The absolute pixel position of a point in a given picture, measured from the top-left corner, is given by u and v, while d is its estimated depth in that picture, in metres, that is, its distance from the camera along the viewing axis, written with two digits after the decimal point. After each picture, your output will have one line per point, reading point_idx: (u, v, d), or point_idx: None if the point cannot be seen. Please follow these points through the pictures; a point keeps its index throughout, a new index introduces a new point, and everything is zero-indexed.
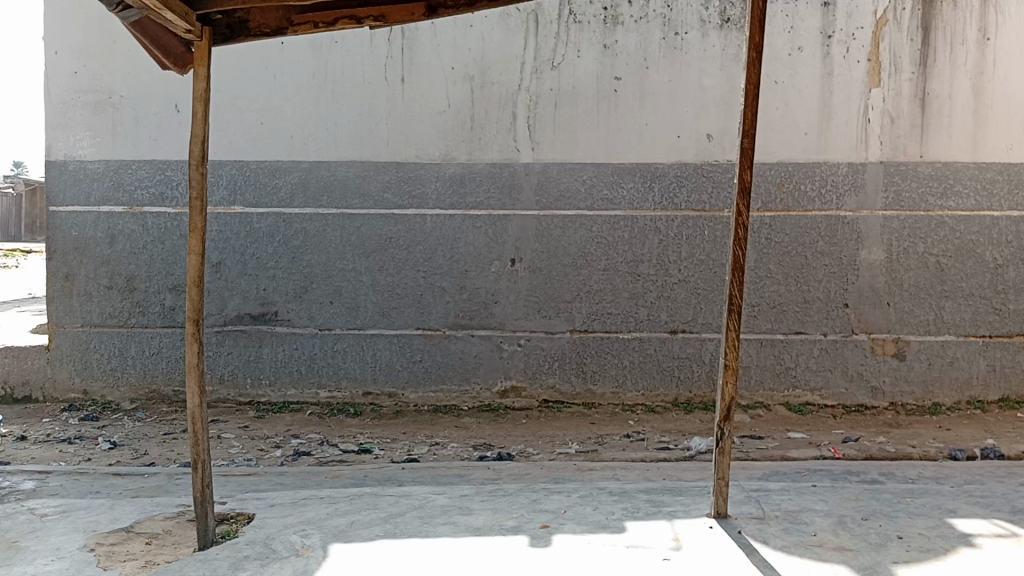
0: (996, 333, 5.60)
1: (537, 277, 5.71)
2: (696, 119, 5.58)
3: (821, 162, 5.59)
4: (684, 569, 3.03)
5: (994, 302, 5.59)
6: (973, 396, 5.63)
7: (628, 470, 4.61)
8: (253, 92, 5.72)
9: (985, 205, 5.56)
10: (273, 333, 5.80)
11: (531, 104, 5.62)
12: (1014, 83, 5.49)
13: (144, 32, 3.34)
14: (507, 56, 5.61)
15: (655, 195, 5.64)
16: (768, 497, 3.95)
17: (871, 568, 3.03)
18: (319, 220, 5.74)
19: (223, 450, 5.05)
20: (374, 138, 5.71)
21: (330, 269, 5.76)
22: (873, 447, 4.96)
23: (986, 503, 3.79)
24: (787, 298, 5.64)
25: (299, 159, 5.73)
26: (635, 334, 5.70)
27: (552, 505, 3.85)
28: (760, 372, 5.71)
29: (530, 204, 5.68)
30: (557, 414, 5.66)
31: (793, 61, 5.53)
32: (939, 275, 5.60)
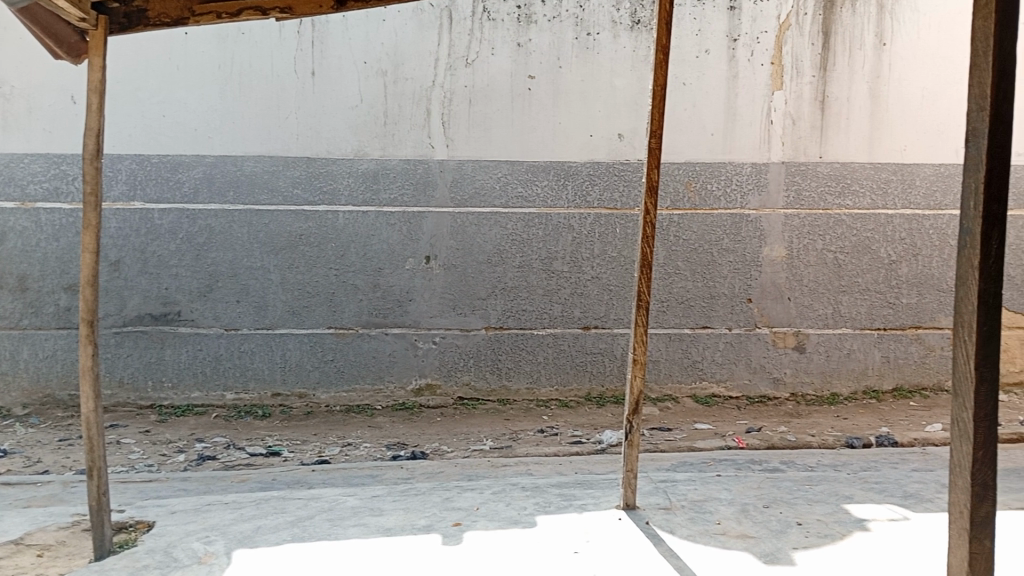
0: (890, 326, 5.88)
1: (452, 274, 5.67)
2: (608, 119, 5.63)
3: (727, 162, 5.75)
4: (593, 563, 3.05)
5: (889, 296, 5.86)
6: (869, 386, 5.90)
7: (542, 465, 4.62)
8: (154, 83, 5.46)
9: (880, 204, 5.82)
10: (176, 334, 5.58)
11: (446, 100, 5.57)
12: (909, 87, 5.73)
13: (33, 19, 3.10)
14: (421, 51, 5.53)
15: (569, 193, 5.68)
16: (675, 488, 4.02)
17: (772, 554, 3.12)
18: (225, 216, 5.54)
19: (122, 456, 4.81)
20: (282, 133, 5.54)
21: (236, 266, 5.57)
22: (775, 437, 5.13)
23: (879, 489, 3.97)
24: (693, 293, 5.78)
25: (202, 153, 5.52)
26: (549, 331, 5.73)
27: (465, 503, 3.82)
28: (669, 366, 5.83)
29: (444, 201, 5.63)
30: (472, 411, 5.63)
31: (700, 63, 5.66)
32: (838, 271, 5.83)
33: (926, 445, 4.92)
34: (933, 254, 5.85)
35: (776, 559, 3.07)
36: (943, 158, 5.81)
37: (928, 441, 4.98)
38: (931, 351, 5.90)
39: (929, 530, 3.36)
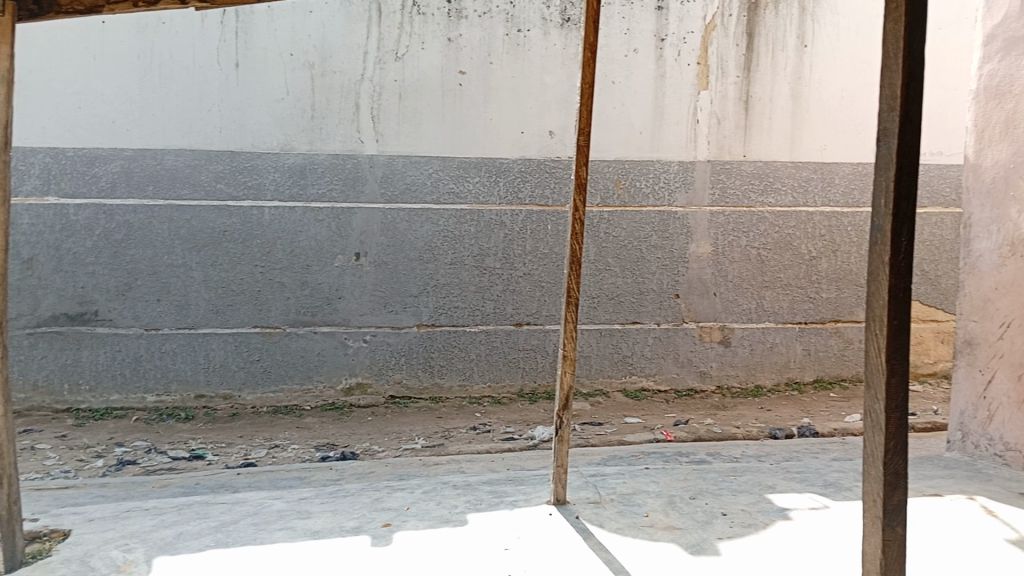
0: (811, 320, 6.05)
1: (382, 272, 5.58)
2: (539, 116, 5.62)
3: (655, 160, 5.82)
4: (523, 559, 3.03)
5: (810, 290, 6.03)
6: (791, 378, 6.06)
7: (474, 462, 4.59)
8: (69, 72, 5.20)
9: (801, 202, 5.98)
10: (94, 334, 5.34)
11: (375, 94, 5.48)
12: (829, 88, 5.90)
13: None
14: (349, 44, 5.42)
15: (501, 190, 5.65)
16: (604, 481, 4.04)
17: (697, 545, 3.16)
18: (144, 212, 5.32)
19: (35, 463, 4.57)
20: (205, 126, 5.35)
21: (157, 264, 5.36)
22: (702, 429, 5.21)
23: (801, 478, 4.07)
24: (623, 289, 5.83)
25: (120, 147, 5.29)
26: (481, 328, 5.70)
27: (395, 503, 3.76)
28: (600, 361, 5.87)
29: (374, 196, 5.52)
30: (404, 410, 5.56)
31: (629, 62, 5.71)
32: (761, 267, 5.97)
33: (845, 435, 5.08)
34: (851, 250, 6.05)
35: (702, 549, 3.11)
36: (861, 158, 6.00)
37: (847, 431, 5.14)
38: (850, 343, 6.10)
39: (846, 518, 3.46)
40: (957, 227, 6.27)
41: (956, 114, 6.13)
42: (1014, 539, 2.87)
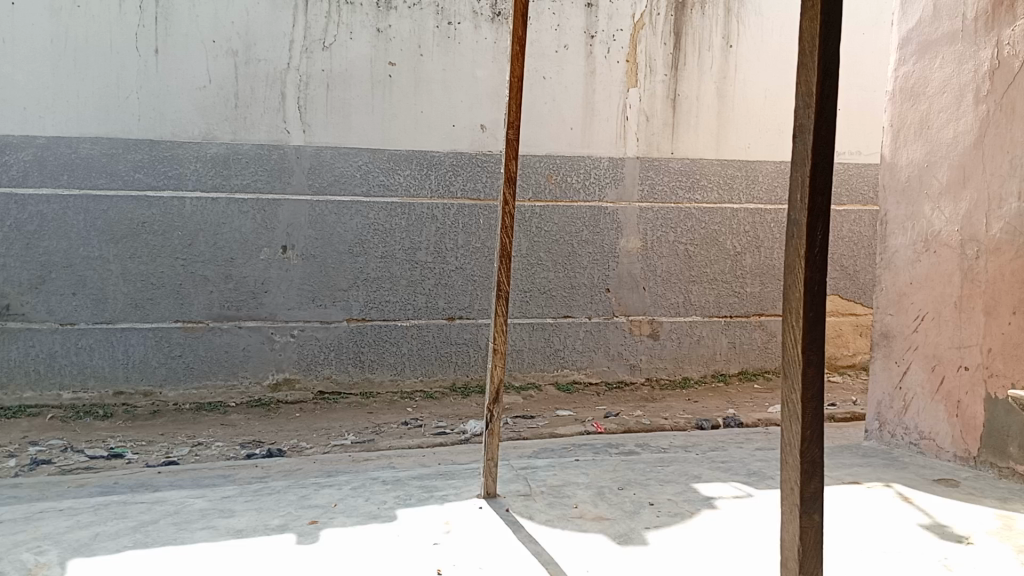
0: (735, 314, 6.17)
1: (311, 265, 5.43)
2: (470, 109, 5.57)
3: (585, 156, 5.83)
4: (452, 554, 2.98)
5: (734, 285, 6.14)
6: (717, 370, 6.17)
7: (404, 457, 4.50)
8: None
9: (726, 198, 6.09)
10: (4, 329, 5.05)
11: (301, 84, 5.32)
12: (752, 88, 6.02)
13: None
14: (274, 32, 5.26)
15: (432, 183, 5.56)
16: (534, 474, 4.02)
17: (624, 535, 3.16)
18: (58, 202, 5.05)
19: None
20: (123, 114, 5.11)
21: (72, 256, 5.10)
22: (631, 421, 5.26)
23: (725, 467, 4.14)
24: (554, 284, 5.83)
25: (32, 134, 5.01)
26: (413, 322, 5.62)
27: (322, 500, 3.66)
28: (531, 355, 5.86)
29: (301, 188, 5.37)
30: (333, 405, 5.42)
31: (559, 58, 5.71)
32: (687, 262, 6.04)
33: (768, 425, 5.19)
34: (774, 246, 6.20)
35: (630, 539, 3.11)
36: (782, 156, 6.15)
37: (770, 421, 5.26)
38: (773, 336, 6.26)
39: (769, 506, 3.52)
40: (873, 224, 6.48)
41: (872, 115, 6.34)
42: (926, 524, 2.96)
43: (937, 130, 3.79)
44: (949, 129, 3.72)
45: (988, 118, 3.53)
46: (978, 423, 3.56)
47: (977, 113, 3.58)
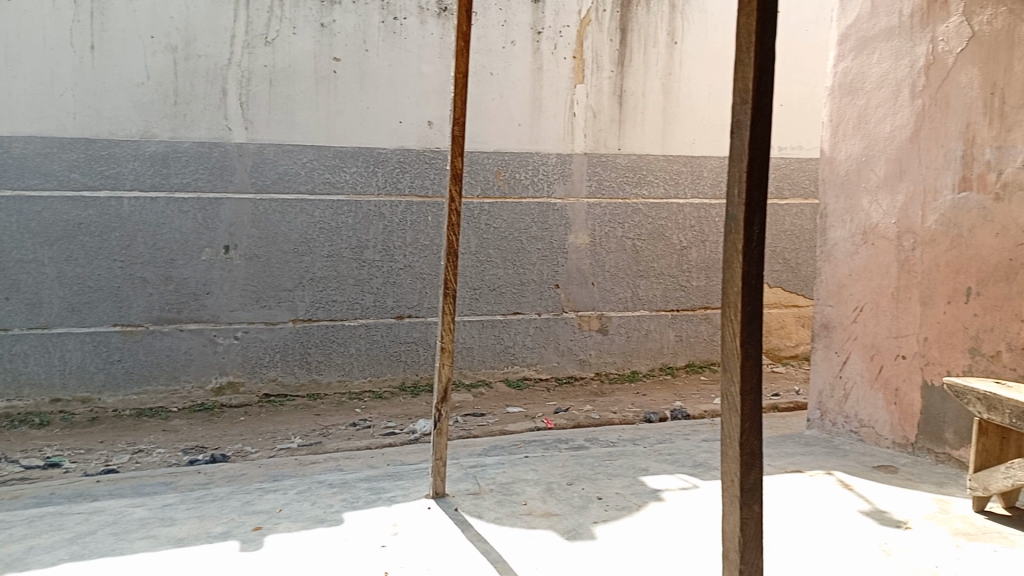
0: (682, 307, 6.21)
1: (255, 265, 5.28)
2: (417, 105, 5.48)
3: (533, 152, 5.79)
4: (400, 555, 2.90)
5: (681, 279, 6.19)
6: (665, 363, 6.20)
7: (352, 459, 4.40)
8: None
9: (673, 193, 6.13)
10: None
11: (243, 80, 5.16)
12: (697, 85, 6.08)
13: None
14: (215, 27, 5.10)
15: (379, 180, 5.45)
16: (483, 472, 3.96)
17: (574, 531, 3.13)
18: None
19: None
20: (57, 112, 4.91)
21: (3, 259, 4.87)
22: (581, 416, 5.25)
23: (672, 460, 4.15)
24: (504, 280, 5.78)
25: None
26: (361, 322, 5.50)
27: (266, 505, 3.53)
28: (481, 352, 5.80)
29: (244, 186, 5.22)
30: (279, 408, 5.28)
31: (506, 54, 5.67)
32: (636, 257, 6.06)
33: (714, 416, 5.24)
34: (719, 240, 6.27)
35: (578, 534, 3.08)
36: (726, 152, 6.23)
37: (717, 413, 5.30)
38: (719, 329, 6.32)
39: (715, 497, 3.53)
40: (815, 217, 6.59)
41: (813, 111, 6.45)
42: (867, 510, 3.00)
43: (875, 125, 3.85)
44: (887, 123, 3.78)
45: (923, 112, 3.59)
46: (915, 410, 3.63)
47: (913, 108, 3.64)
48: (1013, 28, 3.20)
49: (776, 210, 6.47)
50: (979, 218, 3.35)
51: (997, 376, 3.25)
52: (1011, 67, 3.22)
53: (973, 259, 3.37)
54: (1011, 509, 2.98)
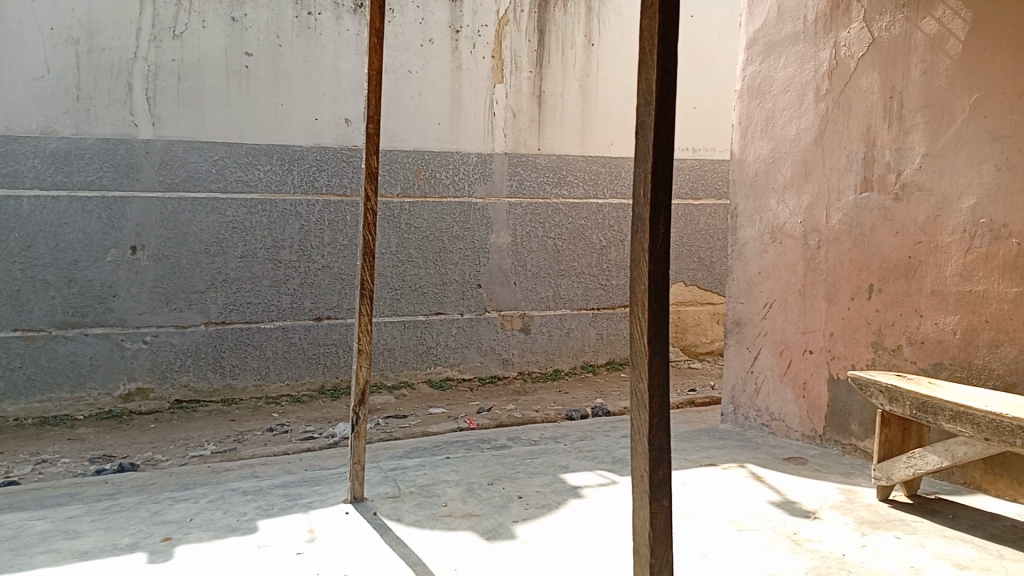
0: (602, 306, 6.27)
1: (163, 267, 5.04)
2: (334, 103, 5.34)
3: (453, 152, 5.73)
4: (316, 563, 2.79)
5: (601, 278, 6.24)
6: (586, 361, 6.25)
7: (268, 465, 4.22)
8: None
9: (592, 193, 6.18)
10: None
11: (149, 74, 4.94)
12: (614, 86, 6.16)
13: None
14: (119, 20, 4.87)
15: (294, 178, 5.29)
16: (404, 475, 3.85)
17: (493, 531, 3.08)
18: None
19: None
20: None
21: None
22: (504, 415, 5.22)
23: (592, 456, 4.16)
24: (425, 280, 5.69)
25: None
26: (277, 324, 5.32)
27: (177, 514, 3.34)
28: (403, 354, 5.70)
29: (151, 184, 4.98)
30: (191, 415, 5.04)
31: (425, 52, 5.60)
32: (556, 256, 6.09)
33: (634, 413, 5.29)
34: None
35: (498, 534, 3.04)
36: None
37: None
38: None
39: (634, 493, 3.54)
40: (727, 217, 6.75)
41: (724, 113, 6.62)
42: (777, 501, 3.08)
43: (782, 127, 3.95)
44: (793, 126, 3.88)
45: (827, 116, 3.70)
46: (823, 403, 3.74)
47: (817, 111, 3.75)
48: (909, 35, 3.31)
49: (690, 210, 6.60)
50: (879, 217, 3.45)
51: (898, 368, 3.36)
52: (908, 72, 3.32)
53: (875, 257, 3.48)
54: (912, 497, 3.10)
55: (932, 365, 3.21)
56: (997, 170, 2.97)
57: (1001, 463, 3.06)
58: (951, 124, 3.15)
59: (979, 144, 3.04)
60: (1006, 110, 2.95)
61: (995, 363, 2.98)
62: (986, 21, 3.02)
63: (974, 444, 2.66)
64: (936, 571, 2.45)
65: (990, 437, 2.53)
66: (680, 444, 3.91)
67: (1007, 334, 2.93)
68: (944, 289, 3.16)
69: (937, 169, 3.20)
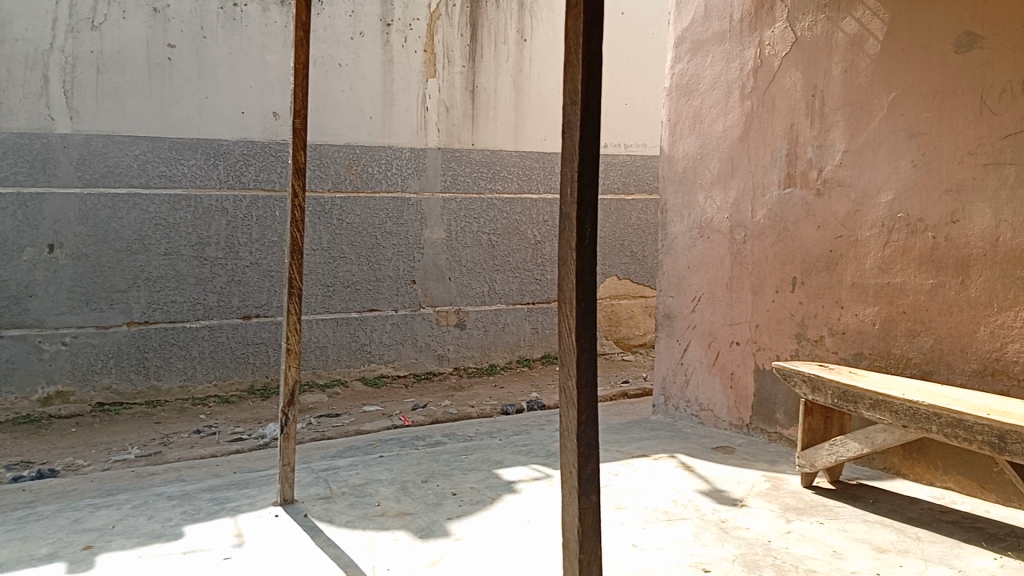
0: (537, 300, 6.27)
1: (83, 265, 4.81)
2: (261, 96, 5.17)
3: (385, 146, 5.62)
4: (246, 567, 2.69)
5: (536, 273, 6.24)
6: (521, 355, 6.24)
7: (196, 469, 4.06)
8: None
9: (526, 188, 6.16)
10: None
11: (67, 66, 4.71)
12: (546, 82, 6.17)
13: None
14: (34, 9, 4.63)
15: (221, 173, 5.09)
16: (336, 475, 3.75)
17: (427, 529, 3.03)
18: None
19: None
20: None
21: None
22: (439, 411, 5.16)
23: (527, 451, 4.14)
24: (358, 277, 5.57)
25: None
26: (204, 323, 5.13)
27: (98, 522, 3.18)
28: (336, 351, 5.57)
29: (69, 180, 4.75)
30: (114, 418, 4.82)
31: (355, 45, 5.48)
32: (491, 251, 6.05)
33: None
34: None
35: (432, 532, 2.99)
36: None
37: None
38: None
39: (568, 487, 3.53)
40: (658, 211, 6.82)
41: (655, 109, 6.69)
42: (704, 490, 3.12)
43: (709, 125, 3.99)
44: (719, 123, 3.93)
45: (752, 113, 3.76)
46: (749, 393, 3.81)
47: (743, 109, 3.80)
48: (830, 35, 3.38)
49: (622, 205, 6.64)
50: (802, 212, 3.52)
51: (821, 359, 3.44)
52: (829, 71, 3.39)
53: (797, 251, 3.55)
54: (835, 483, 3.17)
55: (853, 355, 3.29)
56: (913, 166, 3.06)
57: (918, 448, 3.15)
58: (870, 121, 3.23)
59: (896, 141, 3.12)
60: (921, 109, 3.03)
61: (912, 353, 3.07)
62: (902, 22, 3.09)
63: (892, 430, 2.72)
64: (857, 555, 2.50)
65: (907, 424, 2.59)
66: (615, 437, 3.92)
67: (923, 325, 3.02)
68: (863, 282, 3.24)
69: (857, 166, 3.27)
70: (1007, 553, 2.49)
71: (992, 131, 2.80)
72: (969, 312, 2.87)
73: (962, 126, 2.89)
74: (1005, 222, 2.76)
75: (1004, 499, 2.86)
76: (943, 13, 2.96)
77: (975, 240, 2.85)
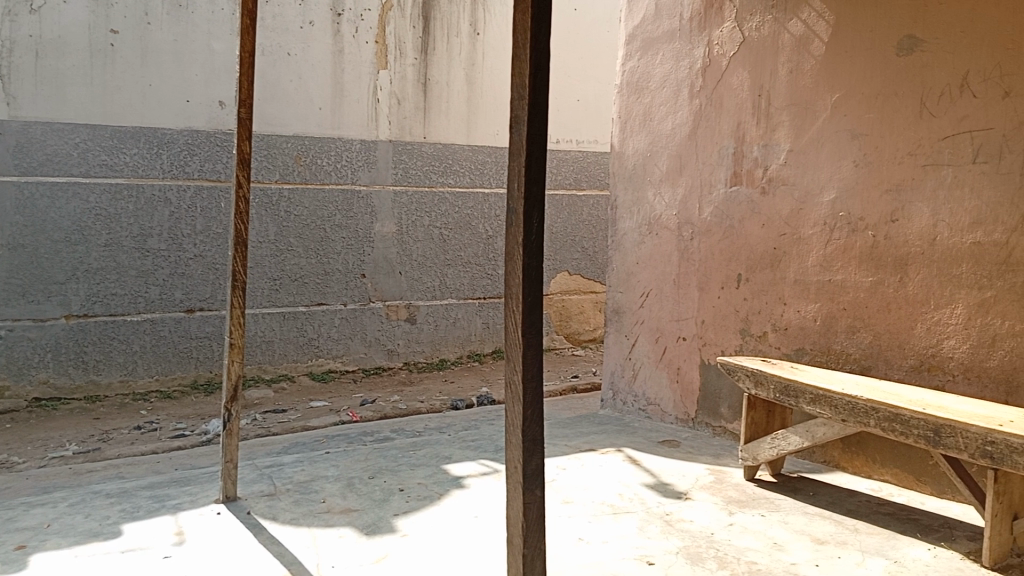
0: (489, 295, 6.24)
1: (18, 255, 4.62)
2: (206, 84, 5.01)
3: (335, 138, 5.51)
4: (185, 567, 2.60)
5: (487, 267, 6.21)
6: (472, 350, 6.21)
7: (135, 466, 3.93)
8: None
9: (478, 183, 6.12)
10: None
11: (3, 50, 4.51)
12: (498, 76, 6.14)
13: None
14: None
15: (163, 163, 4.94)
16: (281, 471, 3.66)
17: (372, 526, 2.97)
18: None
19: None
20: None
21: None
22: (388, 407, 5.09)
23: (476, 446, 4.11)
24: (307, 270, 5.46)
25: None
26: (145, 316, 4.97)
27: (32, 521, 3.05)
28: (283, 346, 5.45)
29: (4, 168, 4.55)
30: (50, 413, 4.63)
31: (305, 35, 5.35)
32: (442, 245, 5.99)
33: None
34: None
35: (377, 529, 2.93)
36: None
37: None
38: None
39: None
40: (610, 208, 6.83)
41: (607, 106, 6.70)
42: (650, 484, 3.12)
43: (658, 122, 3.99)
44: (668, 121, 3.93)
45: (701, 111, 3.77)
46: (695, 387, 3.83)
47: (692, 107, 3.81)
48: (777, 36, 3.41)
49: (574, 201, 6.64)
50: (747, 210, 3.55)
51: (765, 354, 3.47)
52: (775, 71, 3.42)
53: (743, 248, 3.58)
54: (777, 476, 3.21)
55: (796, 350, 3.33)
56: (855, 166, 3.10)
57: (857, 442, 3.20)
58: (814, 121, 3.26)
59: (839, 141, 3.16)
60: (863, 110, 3.07)
61: (853, 349, 3.11)
62: (847, 24, 3.13)
63: (832, 424, 2.75)
64: (798, 547, 2.53)
65: (847, 419, 2.62)
66: (566, 431, 3.90)
67: (863, 322, 3.07)
68: (806, 279, 3.28)
69: (801, 165, 3.31)
70: (941, 544, 2.54)
71: (932, 133, 2.85)
72: (907, 308, 2.92)
73: (902, 127, 2.94)
74: (942, 222, 2.82)
75: (939, 491, 2.92)
76: (886, 16, 3.00)
77: (914, 240, 2.90)
